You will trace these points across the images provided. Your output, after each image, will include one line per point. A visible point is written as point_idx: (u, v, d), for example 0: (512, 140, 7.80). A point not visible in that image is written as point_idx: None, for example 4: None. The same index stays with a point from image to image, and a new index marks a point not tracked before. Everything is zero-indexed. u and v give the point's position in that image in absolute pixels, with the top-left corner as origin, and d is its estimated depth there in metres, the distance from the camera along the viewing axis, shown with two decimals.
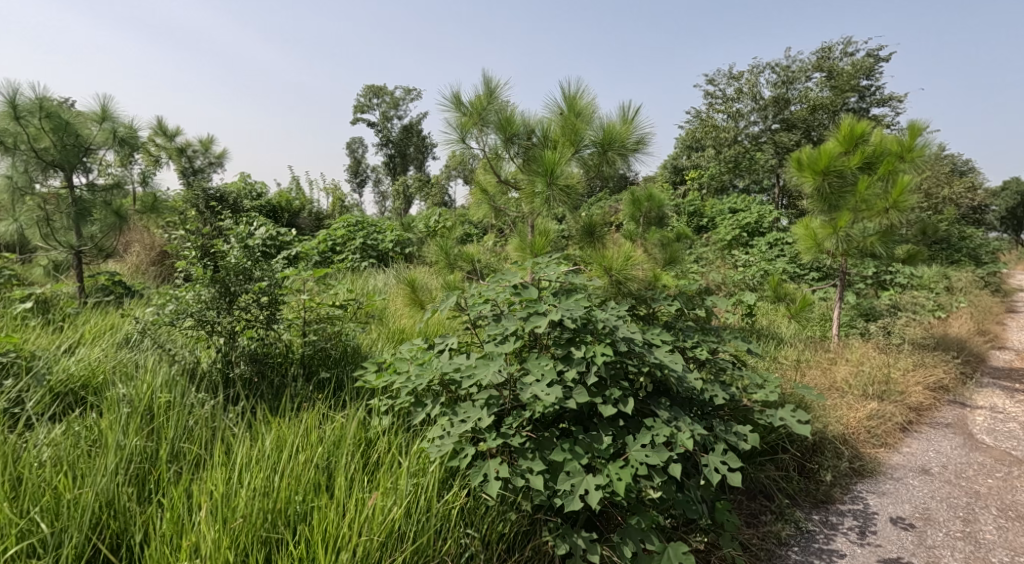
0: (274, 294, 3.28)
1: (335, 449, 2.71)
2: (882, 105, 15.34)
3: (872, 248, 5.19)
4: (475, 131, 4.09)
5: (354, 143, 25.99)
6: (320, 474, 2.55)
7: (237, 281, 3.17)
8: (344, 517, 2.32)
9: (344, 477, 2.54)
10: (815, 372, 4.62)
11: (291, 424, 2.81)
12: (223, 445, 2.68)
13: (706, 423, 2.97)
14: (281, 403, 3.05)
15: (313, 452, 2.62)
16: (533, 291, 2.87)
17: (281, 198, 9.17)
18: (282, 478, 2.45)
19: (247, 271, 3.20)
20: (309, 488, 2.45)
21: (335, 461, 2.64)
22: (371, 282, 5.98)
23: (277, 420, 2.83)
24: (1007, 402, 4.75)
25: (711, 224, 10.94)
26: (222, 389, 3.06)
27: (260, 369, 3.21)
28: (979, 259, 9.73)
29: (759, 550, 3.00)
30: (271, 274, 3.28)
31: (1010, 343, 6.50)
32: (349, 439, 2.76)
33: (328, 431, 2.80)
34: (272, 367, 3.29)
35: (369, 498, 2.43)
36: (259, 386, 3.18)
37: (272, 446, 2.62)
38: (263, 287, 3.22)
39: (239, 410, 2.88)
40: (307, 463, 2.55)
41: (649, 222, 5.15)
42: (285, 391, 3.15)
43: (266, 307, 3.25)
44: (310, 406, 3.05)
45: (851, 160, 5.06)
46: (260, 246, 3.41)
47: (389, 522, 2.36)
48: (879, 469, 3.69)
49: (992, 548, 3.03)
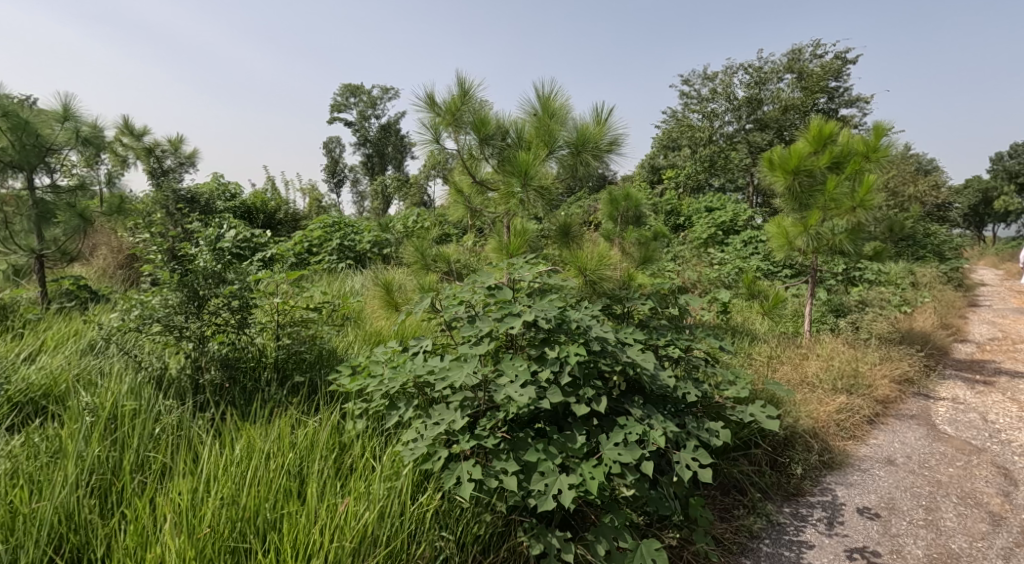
0: (245, 298, 3.22)
1: (308, 455, 2.69)
2: (850, 105, 15.67)
3: (841, 246, 5.26)
4: (450, 131, 4.06)
5: (331, 143, 25.63)
6: (292, 480, 2.53)
7: (206, 285, 3.10)
8: (315, 523, 2.31)
9: (316, 483, 2.52)
10: (786, 367, 4.72)
11: (262, 430, 2.78)
12: (191, 452, 2.64)
13: (679, 420, 3.01)
14: (253, 409, 3.01)
15: (284, 458, 2.60)
16: (508, 292, 2.88)
17: (257, 198, 9.05)
18: (251, 486, 2.42)
19: (217, 275, 3.13)
20: (279, 495, 2.42)
21: (307, 467, 2.62)
22: (348, 283, 5.93)
23: (248, 426, 2.79)
24: (969, 393, 4.89)
25: (688, 223, 11.06)
26: (191, 395, 3.00)
27: (232, 375, 3.15)
28: (942, 257, 10.01)
29: (731, 543, 3.05)
30: (242, 277, 3.24)
31: (971, 336, 6.70)
32: (322, 444, 2.74)
33: (301, 436, 2.77)
34: (244, 372, 3.24)
35: (341, 502, 2.42)
36: (231, 392, 3.13)
37: (242, 452, 2.59)
38: (234, 291, 3.16)
39: (208, 418, 2.83)
40: (278, 469, 2.52)
41: (627, 222, 5.23)
42: (258, 397, 3.11)
43: (237, 311, 3.20)
44: (282, 412, 3.02)
45: (820, 160, 5.18)
46: (230, 249, 3.38)
47: (362, 526, 2.35)
48: (847, 461, 3.77)
49: (952, 535, 3.12)
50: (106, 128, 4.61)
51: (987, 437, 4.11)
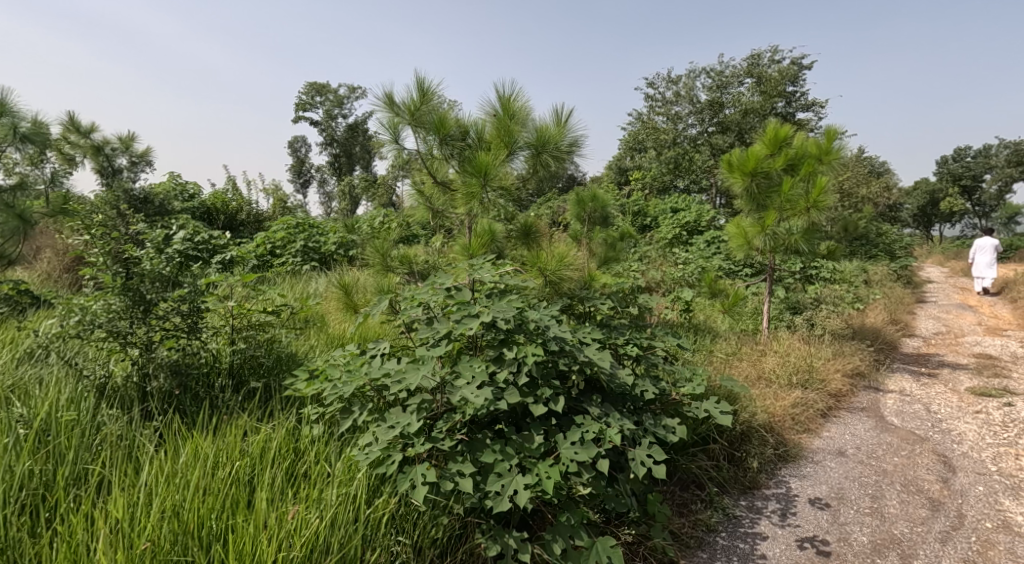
0: (196, 301, 3.12)
1: (259, 463, 2.62)
2: (806, 109, 16.14)
3: (797, 246, 5.40)
4: (409, 131, 4.05)
5: (296, 142, 25.18)
6: (242, 489, 2.47)
7: (153, 289, 2.99)
8: (262, 532, 2.26)
9: (266, 491, 2.46)
10: (745, 364, 4.81)
11: (211, 438, 2.70)
12: (133, 463, 2.55)
13: (636, 418, 3.06)
14: (203, 416, 2.92)
15: (233, 467, 2.54)
16: (466, 293, 2.86)
17: (217, 199, 8.82)
18: (195, 496, 2.35)
19: (165, 279, 3.02)
20: (226, 505, 2.37)
21: (258, 476, 2.56)
22: (311, 286, 5.81)
23: (196, 435, 2.71)
24: (914, 385, 5.08)
25: (654, 223, 11.23)
26: (138, 404, 2.90)
27: (182, 382, 3.04)
28: (893, 254, 10.37)
29: (688, 538, 3.09)
30: (192, 280, 3.13)
31: (919, 331, 6.95)
32: (274, 452, 2.67)
33: (252, 444, 2.70)
34: (196, 378, 3.12)
35: (292, 510, 2.38)
36: (181, 399, 3.02)
37: (188, 461, 2.52)
38: (184, 295, 3.06)
39: (153, 427, 2.75)
40: (225, 479, 2.46)
41: (593, 222, 5.30)
42: (210, 404, 3.03)
43: (188, 315, 3.09)
44: (235, 420, 2.94)
45: (776, 162, 5.33)
46: (179, 252, 3.25)
47: (312, 534, 2.31)
48: (801, 453, 3.88)
49: (895, 521, 3.22)
50: (48, 125, 4.44)
51: (929, 426, 4.27)
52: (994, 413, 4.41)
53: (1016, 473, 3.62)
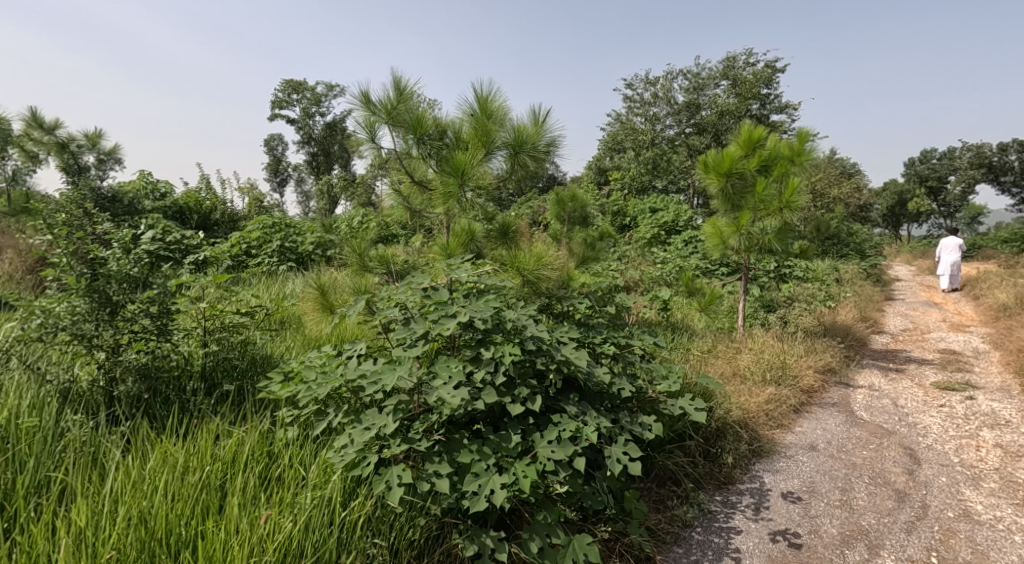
0: (166, 303, 3.06)
1: (230, 468, 2.60)
2: (780, 112, 16.43)
3: (771, 245, 5.51)
4: (384, 130, 4.05)
5: (272, 140, 24.84)
6: (214, 494, 2.46)
7: (121, 290, 2.93)
8: (233, 537, 2.26)
9: (238, 495, 2.45)
10: (720, 361, 4.89)
11: (181, 443, 2.67)
12: (97, 470, 2.53)
13: (613, 416, 3.09)
14: (173, 421, 2.89)
15: (204, 471, 2.51)
16: (443, 293, 2.86)
17: (189, 198, 8.66)
18: (163, 502, 2.33)
19: (132, 279, 2.97)
20: (195, 511, 2.36)
21: (230, 481, 2.54)
22: (288, 287, 5.74)
23: (165, 440, 2.67)
24: (883, 380, 5.22)
25: (633, 223, 11.34)
26: (104, 409, 2.86)
27: (151, 386, 2.99)
28: (863, 253, 10.61)
29: (664, 533, 3.14)
30: (162, 281, 3.08)
31: (888, 328, 7.13)
32: (247, 456, 2.65)
33: (224, 448, 2.67)
34: (166, 381, 3.08)
35: (264, 514, 2.38)
36: (150, 403, 2.98)
37: (156, 467, 2.49)
38: (153, 296, 3.00)
39: (120, 433, 2.71)
40: (196, 484, 2.44)
41: (573, 222, 5.35)
42: (181, 408, 3.00)
43: (157, 316, 3.03)
44: (207, 423, 2.91)
45: (750, 163, 5.43)
46: (148, 252, 3.18)
47: (284, 539, 2.31)
48: (775, 448, 3.95)
49: (864, 512, 3.30)
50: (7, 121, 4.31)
51: (897, 420, 4.38)
52: (957, 406, 4.55)
53: (977, 463, 3.74)
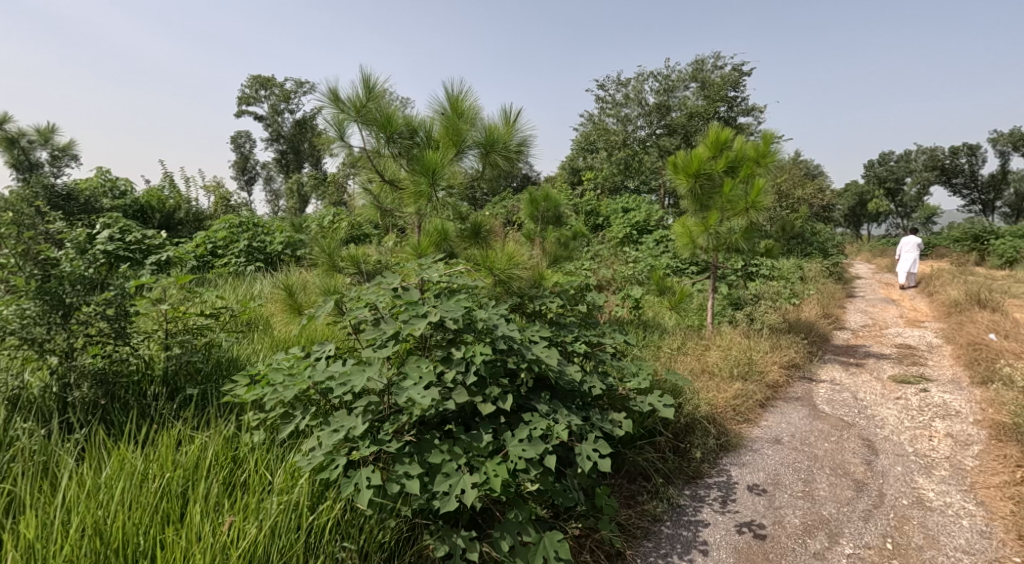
0: (123, 306, 2.96)
1: (193, 474, 2.57)
2: (747, 114, 16.77)
3: (738, 244, 5.64)
4: (353, 128, 4.02)
5: (239, 137, 24.36)
6: (176, 501, 2.45)
7: (74, 292, 2.80)
8: (194, 545, 2.26)
9: (200, 502, 2.43)
10: (689, 358, 4.99)
11: (139, 450, 2.63)
12: (47, 480, 2.50)
13: (584, 413, 3.14)
14: (132, 427, 2.85)
15: (164, 478, 2.49)
16: (413, 293, 2.87)
17: (151, 196, 8.43)
18: (120, 511, 2.32)
19: (88, 281, 2.84)
20: (155, 518, 2.35)
21: (192, 488, 2.52)
22: (256, 288, 5.64)
23: (123, 447, 2.63)
24: (844, 374, 5.39)
25: (606, 223, 11.45)
26: (57, 417, 2.78)
27: (109, 392, 2.93)
28: (826, 252, 10.92)
29: (634, 528, 3.20)
30: (120, 282, 2.98)
31: (849, 324, 7.35)
32: (210, 461, 2.62)
33: (186, 454, 2.64)
34: (124, 386, 3.02)
35: (227, 519, 2.38)
36: (107, 409, 2.92)
37: (112, 475, 2.47)
38: (110, 298, 2.90)
39: (74, 440, 2.68)
40: (155, 491, 2.43)
41: (547, 221, 5.39)
42: (142, 414, 2.95)
43: (114, 318, 2.92)
44: (169, 429, 2.87)
45: (718, 165, 5.54)
46: (103, 251, 3.05)
47: (248, 544, 2.31)
48: (741, 442, 4.05)
49: (824, 502, 3.41)
50: None
51: (856, 413, 4.53)
52: (912, 399, 4.72)
53: (930, 453, 3.90)
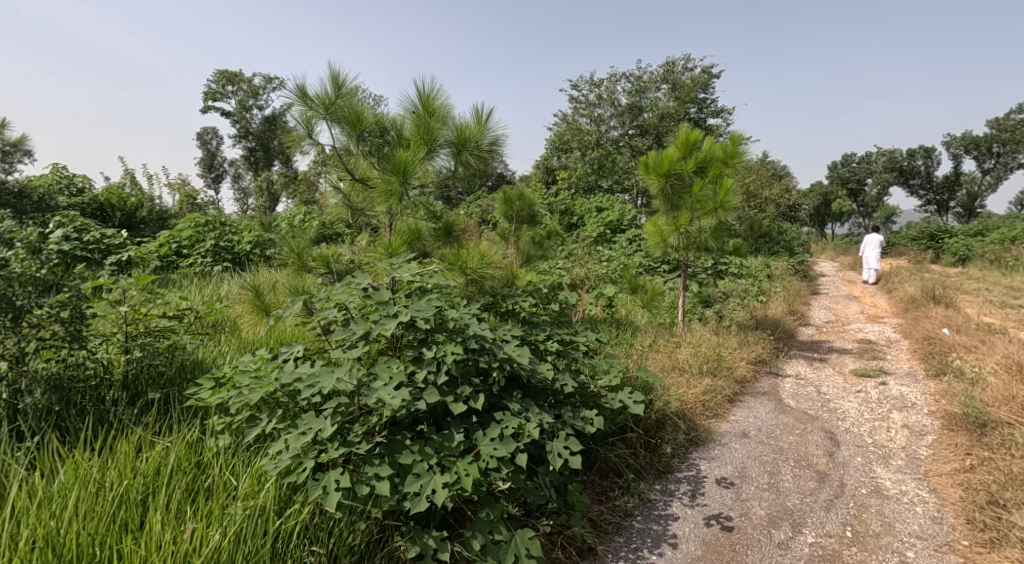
0: (80, 307, 2.83)
1: (154, 481, 2.53)
2: (717, 115, 17.06)
3: (707, 243, 5.76)
4: (323, 126, 3.98)
5: (206, 134, 23.84)
6: (135, 509, 2.41)
7: (26, 294, 2.67)
8: (154, 554, 2.23)
9: (161, 510, 2.39)
10: (661, 355, 5.07)
11: (96, 457, 2.58)
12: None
13: (556, 412, 3.17)
14: (89, 434, 2.78)
15: (122, 486, 2.44)
16: (384, 292, 2.86)
17: (111, 194, 8.19)
18: (75, 522, 2.28)
19: (41, 282, 2.70)
20: (113, 528, 2.31)
21: (152, 495, 2.48)
22: (223, 289, 5.54)
23: (79, 455, 2.58)
24: (809, 369, 5.53)
25: (580, 222, 11.54)
26: (8, 425, 2.72)
27: (64, 398, 2.87)
28: (792, 251, 11.18)
29: (606, 524, 3.24)
30: (76, 283, 2.84)
31: (814, 320, 7.55)
32: (172, 467, 2.58)
33: (146, 460, 2.60)
34: (81, 392, 2.96)
35: (189, 527, 2.35)
36: (62, 416, 2.85)
37: (66, 484, 2.42)
38: (64, 300, 2.77)
39: (25, 449, 2.61)
40: (112, 500, 2.38)
41: (521, 220, 5.41)
42: (100, 421, 2.89)
43: (69, 322, 2.80)
44: (129, 436, 2.81)
45: (688, 165, 5.65)
46: (57, 250, 2.90)
47: (211, 551, 2.28)
48: (710, 437, 4.13)
49: (788, 493, 3.50)
50: None
51: (820, 406, 4.66)
52: (872, 391, 4.88)
53: (887, 443, 4.03)
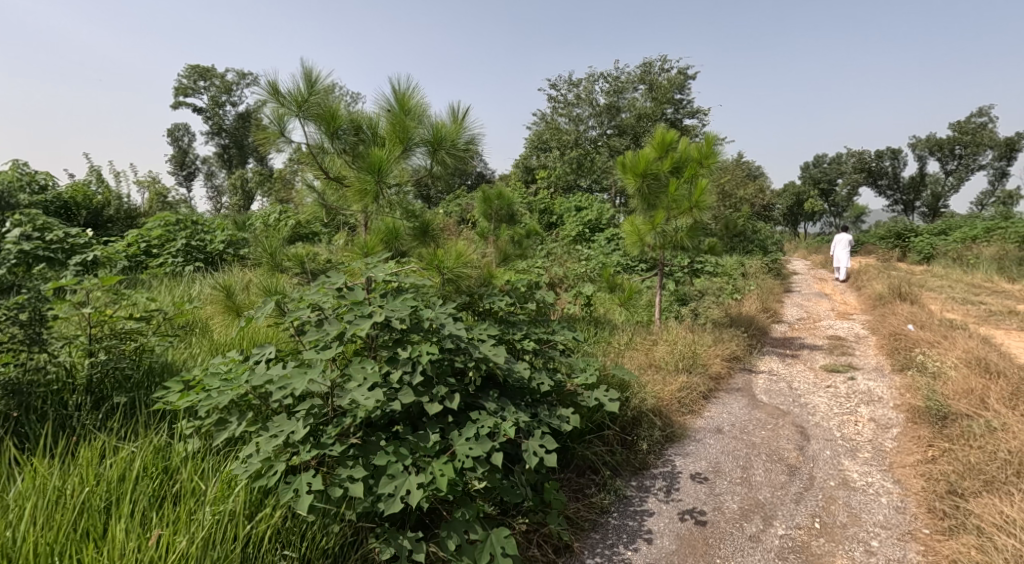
0: (40, 309, 2.77)
1: (118, 488, 2.48)
2: (693, 116, 17.26)
3: (683, 242, 5.83)
4: (296, 123, 3.93)
5: (177, 130, 23.35)
6: (99, 517, 2.36)
7: None
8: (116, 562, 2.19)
9: (125, 516, 2.35)
10: (637, 352, 5.11)
11: (57, 464, 2.52)
12: None
13: (533, 410, 3.17)
14: (51, 440, 2.72)
15: (84, 493, 2.39)
16: (358, 292, 2.84)
17: (77, 191, 7.97)
18: (34, 530, 2.23)
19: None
20: (74, 536, 2.27)
21: (116, 502, 2.43)
22: (193, 289, 5.43)
23: (39, 461, 2.52)
24: (781, 365, 5.63)
25: (559, 220, 11.57)
26: None
27: (24, 403, 2.80)
28: (766, 249, 11.36)
29: (582, 521, 3.26)
30: (36, 284, 2.78)
31: (787, 317, 7.68)
32: (137, 473, 2.53)
33: (111, 466, 2.54)
34: (42, 397, 2.89)
35: (155, 533, 2.31)
36: (22, 422, 2.79)
37: (25, 491, 2.36)
38: (24, 301, 2.72)
39: None
40: (73, 507, 2.33)
41: (500, 220, 5.41)
42: (62, 427, 2.83)
43: (27, 324, 2.73)
44: (93, 441, 2.75)
45: (664, 165, 5.71)
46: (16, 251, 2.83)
47: (177, 558, 2.24)
48: (685, 433, 4.18)
49: (760, 487, 3.56)
50: None
51: (791, 401, 4.74)
52: (841, 386, 4.98)
53: (855, 436, 4.12)
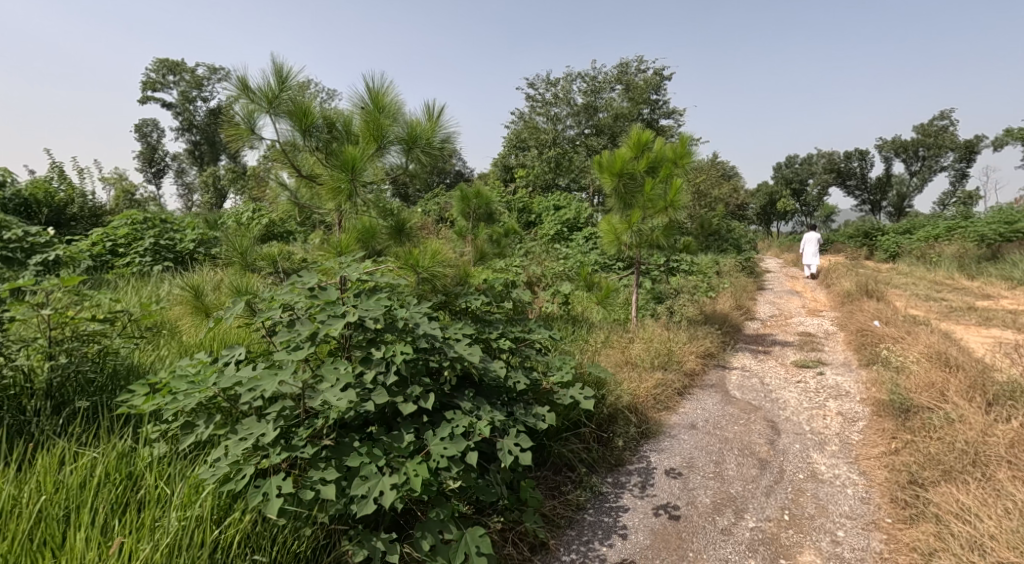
0: None
1: (78, 495, 2.42)
2: (669, 116, 17.43)
3: (658, 241, 5.87)
4: (267, 119, 3.86)
5: (145, 126, 22.82)
6: (57, 525, 2.30)
7: None
8: None
9: (86, 524, 2.29)
10: (614, 350, 5.14)
11: (13, 472, 2.45)
12: None
13: (508, 409, 3.17)
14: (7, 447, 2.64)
15: (42, 502, 2.33)
16: (330, 292, 2.80)
17: (39, 189, 7.72)
18: None
19: None
20: (31, 546, 2.21)
21: (77, 510, 2.37)
22: (161, 289, 5.31)
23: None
24: (754, 361, 5.71)
25: (538, 220, 11.58)
26: None
27: None
28: (740, 248, 11.52)
29: (558, 518, 3.26)
30: None
31: (759, 314, 7.81)
32: (99, 480, 2.47)
33: (71, 473, 2.48)
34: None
35: (117, 541, 2.25)
36: None
37: None
38: None
39: None
40: (31, 516, 2.27)
41: (479, 219, 5.40)
42: (19, 433, 2.75)
43: None
44: (52, 448, 2.68)
45: (640, 165, 5.76)
46: None
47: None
48: (660, 429, 4.21)
49: (732, 481, 3.61)
50: None
51: (763, 397, 4.81)
52: (811, 381, 5.08)
53: (824, 430, 4.20)
